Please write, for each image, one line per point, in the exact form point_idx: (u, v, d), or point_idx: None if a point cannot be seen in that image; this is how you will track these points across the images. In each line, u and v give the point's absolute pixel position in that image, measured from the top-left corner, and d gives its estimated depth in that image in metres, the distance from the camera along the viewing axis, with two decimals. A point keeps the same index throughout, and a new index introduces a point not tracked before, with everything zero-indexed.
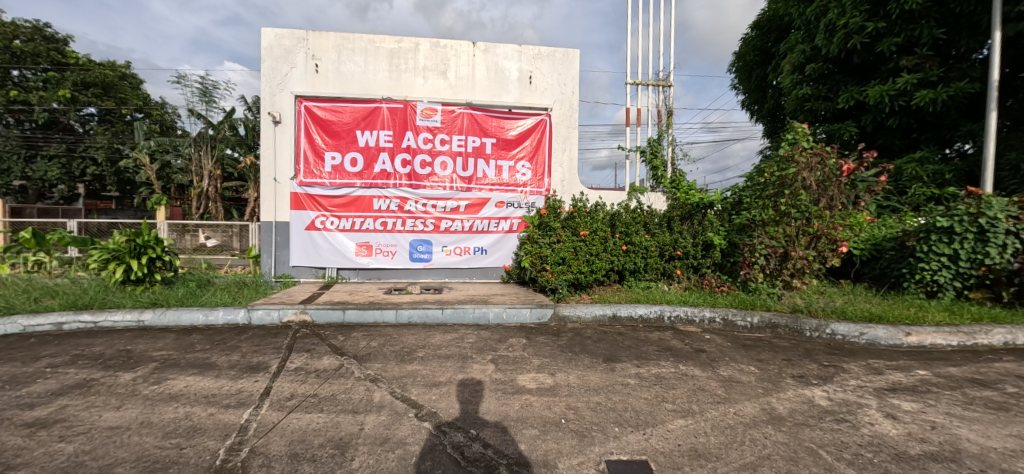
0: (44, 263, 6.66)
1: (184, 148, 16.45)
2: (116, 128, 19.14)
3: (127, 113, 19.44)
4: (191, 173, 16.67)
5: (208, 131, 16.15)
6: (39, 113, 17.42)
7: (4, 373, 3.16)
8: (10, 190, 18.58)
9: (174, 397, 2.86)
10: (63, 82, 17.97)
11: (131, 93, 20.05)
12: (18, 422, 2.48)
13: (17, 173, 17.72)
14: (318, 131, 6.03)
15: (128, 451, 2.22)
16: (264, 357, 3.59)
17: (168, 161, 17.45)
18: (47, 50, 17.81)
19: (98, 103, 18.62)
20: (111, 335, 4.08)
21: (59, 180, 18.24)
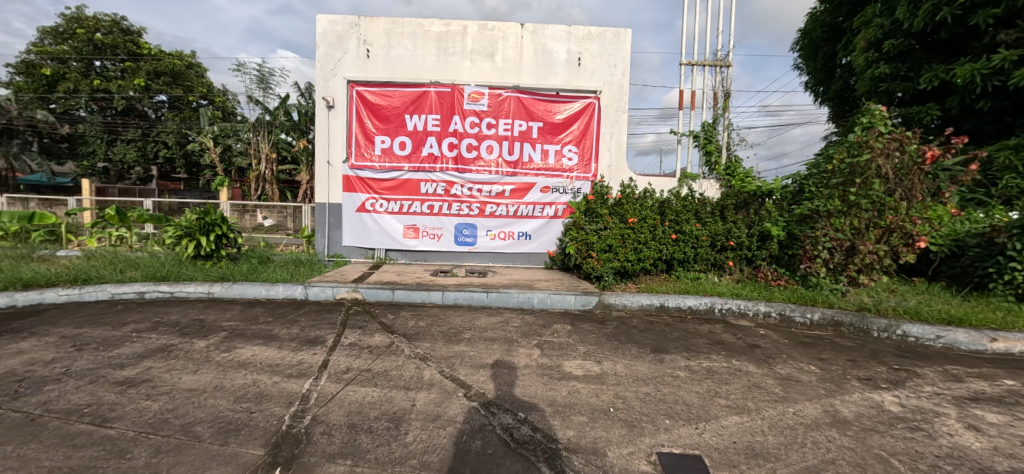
0: (127, 238, 7.30)
1: (244, 133, 17.47)
2: (184, 114, 20.63)
3: (194, 100, 20.93)
4: (249, 157, 17.72)
5: (265, 117, 17.03)
6: (118, 101, 19.01)
7: (98, 336, 3.50)
8: (94, 171, 20.43)
9: (243, 364, 3.07)
10: (138, 71, 19.48)
11: (197, 81, 21.55)
12: (113, 379, 2.75)
13: (100, 155, 19.64)
14: (368, 115, 6.17)
15: (205, 412, 2.41)
16: (321, 332, 3.78)
17: (229, 145, 18.61)
18: (124, 42, 19.34)
19: (168, 91, 20.04)
20: (186, 304, 4.43)
21: (136, 162, 20.03)
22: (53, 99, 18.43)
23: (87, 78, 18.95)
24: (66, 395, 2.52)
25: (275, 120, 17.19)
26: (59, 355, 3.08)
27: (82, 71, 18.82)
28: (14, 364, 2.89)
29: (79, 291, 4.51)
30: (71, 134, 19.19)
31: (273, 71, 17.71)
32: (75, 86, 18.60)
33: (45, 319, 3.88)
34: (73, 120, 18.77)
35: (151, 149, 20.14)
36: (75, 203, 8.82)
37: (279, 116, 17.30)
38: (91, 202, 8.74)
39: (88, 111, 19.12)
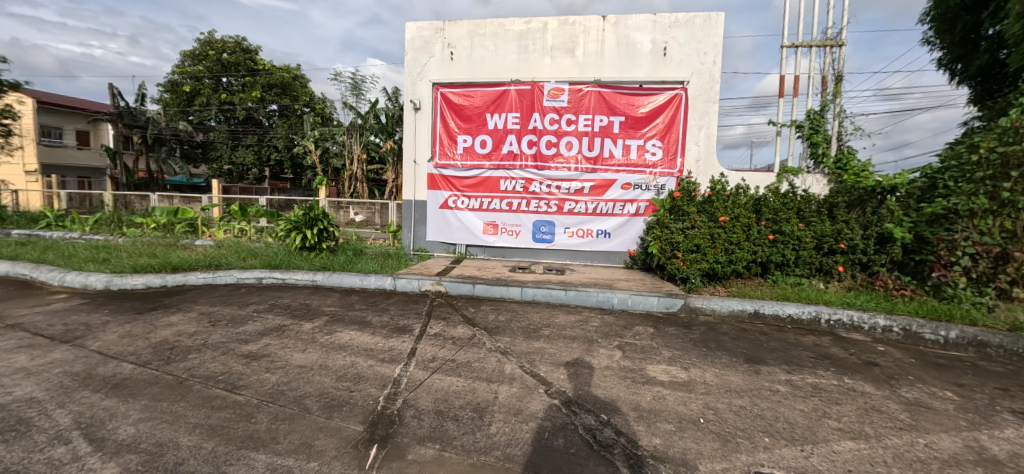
0: (247, 230, 8.40)
1: (339, 136, 19.25)
2: (291, 121, 23.28)
3: (299, 108, 23.53)
4: (343, 157, 19.48)
5: (357, 121, 18.56)
6: (240, 111, 21.99)
7: (228, 314, 4.08)
8: (221, 172, 23.79)
9: (343, 347, 3.37)
10: (255, 85, 22.34)
11: (302, 91, 24.22)
12: (240, 352, 3.18)
13: (226, 158, 22.76)
14: (451, 115, 6.45)
15: (313, 387, 2.69)
16: (408, 321, 4.03)
17: (327, 148, 20.58)
18: (244, 59, 22.27)
19: (278, 101, 22.83)
20: (295, 290, 4.98)
21: (253, 164, 22.98)
22: (191, 112, 21.64)
23: (216, 92, 22.01)
24: (207, 363, 2.96)
25: (365, 123, 18.66)
26: (200, 329, 3.63)
27: (213, 87, 22.03)
28: (168, 334, 3.46)
29: (212, 275, 5.23)
30: (204, 141, 22.44)
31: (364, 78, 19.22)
32: (207, 99, 21.67)
33: (189, 298, 4.59)
34: (206, 129, 21.92)
35: (264, 153, 22.94)
36: (207, 199, 10.30)
37: (369, 119, 18.75)
38: (219, 198, 10.12)
39: (217, 121, 22.20)
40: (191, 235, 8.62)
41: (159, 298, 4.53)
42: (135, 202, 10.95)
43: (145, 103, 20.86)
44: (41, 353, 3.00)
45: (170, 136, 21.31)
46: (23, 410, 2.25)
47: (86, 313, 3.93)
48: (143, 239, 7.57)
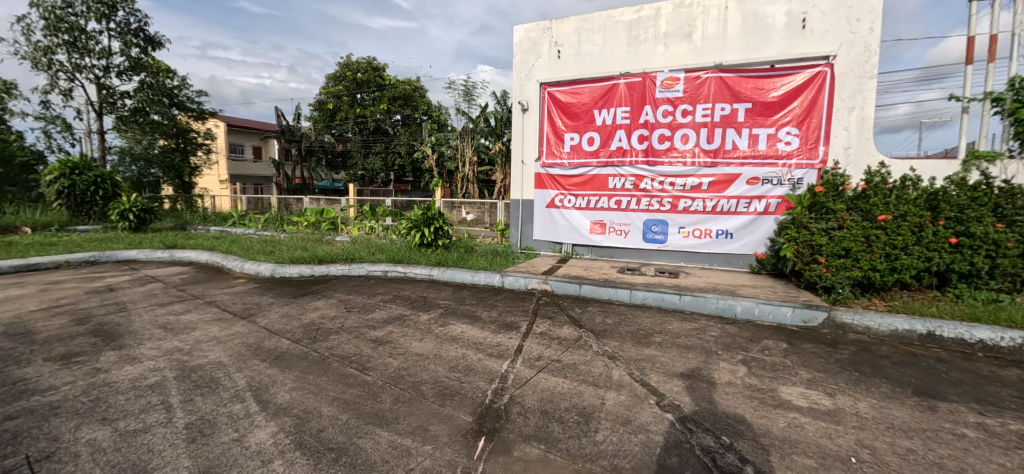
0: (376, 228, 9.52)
1: (453, 140, 20.76)
2: (412, 128, 25.81)
3: (419, 117, 25.98)
4: (457, 160, 20.99)
5: (469, 125, 19.78)
6: (371, 123, 25.09)
7: (361, 302, 4.65)
8: (356, 177, 27.33)
9: (456, 339, 3.59)
10: (383, 98, 25.26)
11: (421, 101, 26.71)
12: (370, 337, 3.59)
13: (360, 165, 26.02)
14: (558, 114, 6.50)
15: (428, 375, 2.90)
16: (515, 318, 4.14)
17: (442, 152, 22.31)
18: (374, 77, 25.30)
19: (401, 111, 25.69)
20: (414, 283, 5.48)
21: (381, 169, 25.95)
22: (334, 126, 25.25)
23: (352, 107, 25.34)
24: (344, 344, 3.40)
25: (476, 127, 19.81)
26: (339, 314, 4.19)
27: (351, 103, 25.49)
28: (315, 317, 4.06)
29: (349, 267, 5.98)
30: (343, 151, 26.04)
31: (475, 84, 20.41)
32: (345, 114, 25.08)
33: (332, 286, 5.34)
34: (345, 140, 25.35)
35: (390, 159, 25.74)
36: (345, 201, 11.94)
37: (479, 123, 19.85)
38: (354, 199, 11.63)
39: (353, 132, 25.58)
40: (333, 232, 10.05)
41: (310, 286, 5.36)
42: (294, 204, 13.17)
43: (300, 120, 24.95)
44: (228, 325, 3.76)
45: (317, 148, 25.20)
46: (215, 371, 2.83)
47: (259, 295, 4.82)
48: (299, 235, 9.05)
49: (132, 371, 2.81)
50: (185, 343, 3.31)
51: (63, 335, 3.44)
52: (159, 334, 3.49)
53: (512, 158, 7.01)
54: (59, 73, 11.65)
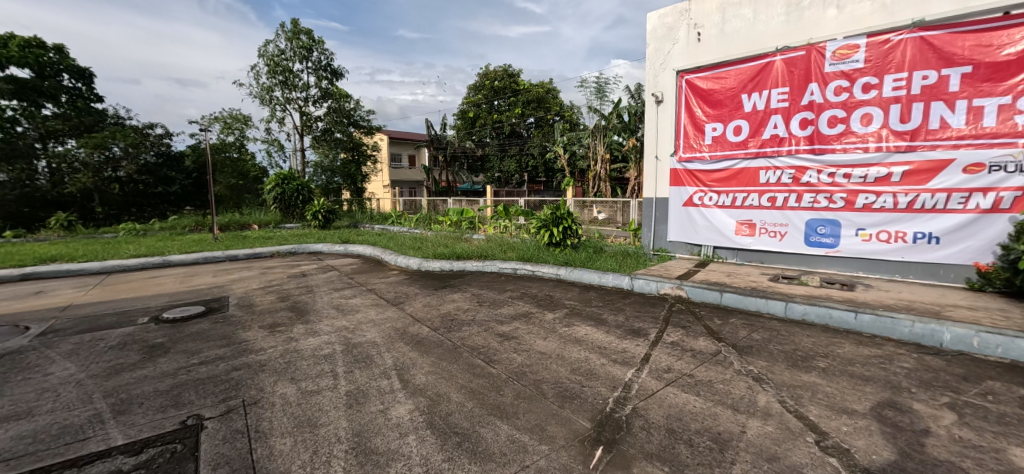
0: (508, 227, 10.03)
1: (585, 139, 20.77)
2: (545, 130, 26.65)
3: (551, 118, 26.73)
4: (588, 159, 20.98)
5: (601, 123, 19.50)
6: (507, 127, 26.68)
7: (492, 296, 4.93)
8: (493, 179, 28.57)
9: (579, 340, 3.54)
10: (518, 103, 26.59)
11: (553, 102, 27.44)
12: (498, 331, 3.77)
13: (496, 168, 27.36)
14: (698, 103, 5.94)
15: (549, 374, 2.91)
16: (644, 324, 3.89)
17: (574, 151, 22.41)
18: (510, 83, 26.77)
19: (535, 114, 26.71)
20: (541, 282, 5.59)
21: (516, 171, 26.98)
22: (474, 132, 27.49)
23: (490, 114, 27.19)
24: (474, 335, 3.64)
25: (609, 124, 19.41)
26: (471, 306, 4.51)
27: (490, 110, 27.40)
28: (451, 308, 4.45)
29: (483, 264, 6.34)
30: (482, 155, 28.06)
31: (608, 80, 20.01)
32: (484, 121, 27.05)
33: (467, 281, 5.78)
34: (484, 145, 27.35)
35: (524, 161, 26.73)
36: (482, 202, 12.85)
37: (613, 120, 19.40)
38: (490, 201, 12.41)
39: (491, 138, 27.46)
40: (471, 230, 10.90)
41: (449, 279, 5.90)
42: (440, 205, 14.74)
43: (447, 129, 27.77)
44: (382, 310, 4.39)
45: (460, 154, 27.71)
46: (370, 349, 3.32)
47: (408, 286, 5.51)
48: (442, 233, 10.07)
49: (313, 342, 3.49)
50: (351, 323, 3.98)
51: (273, 309, 4.47)
52: (335, 314, 4.26)
53: (645, 155, 6.63)
54: (276, 106, 15.19)
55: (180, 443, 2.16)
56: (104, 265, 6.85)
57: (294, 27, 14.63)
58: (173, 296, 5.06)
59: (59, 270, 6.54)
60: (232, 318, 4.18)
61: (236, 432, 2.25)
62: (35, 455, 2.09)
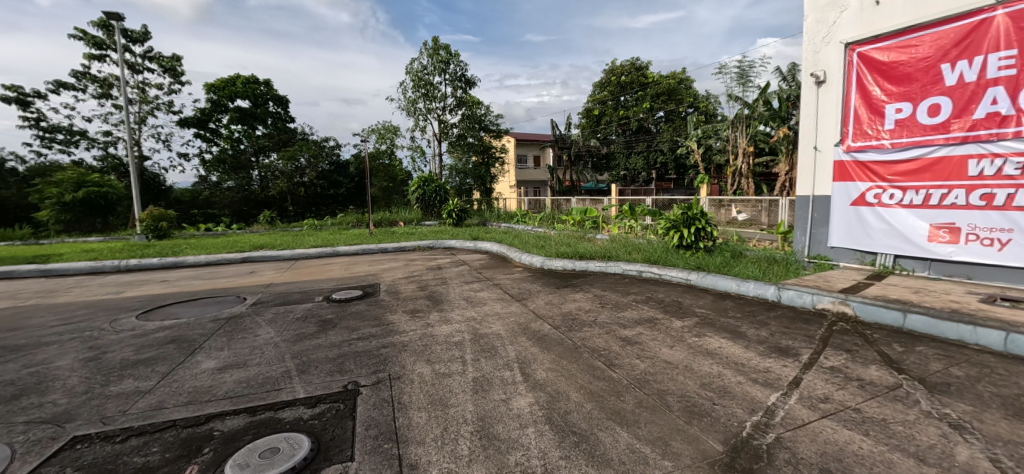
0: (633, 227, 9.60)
1: (723, 131, 18.79)
2: (676, 124, 24.83)
3: (683, 110, 24.86)
4: (728, 153, 18.97)
5: (744, 112, 17.35)
6: (634, 123, 25.56)
7: (614, 298, 4.77)
8: (618, 177, 28.18)
9: (711, 353, 3.20)
10: (646, 97, 25.23)
11: (686, 93, 25.45)
12: (620, 335, 3.63)
13: (622, 166, 26.75)
14: (875, 79, 4.91)
15: (676, 386, 2.70)
16: (793, 343, 3.34)
17: (710, 145, 20.55)
18: (637, 77, 25.49)
19: (665, 107, 25.08)
20: (669, 286, 5.21)
21: (642, 168, 26.04)
22: (599, 130, 26.98)
23: (615, 110, 26.32)
24: (594, 337, 3.58)
25: (754, 112, 17.16)
26: (593, 307, 4.44)
27: (615, 106, 26.50)
28: (572, 308, 4.45)
29: (605, 265, 6.18)
30: (607, 153, 27.38)
31: (753, 63, 17.73)
32: (610, 118, 26.29)
33: (589, 281, 5.70)
34: (609, 143, 26.68)
35: (652, 158, 25.48)
36: (606, 201, 12.53)
37: (758, 107, 17.05)
38: (614, 200, 12.02)
39: (616, 135, 26.64)
40: (594, 230, 10.72)
41: (570, 278, 5.90)
42: (563, 204, 14.86)
43: (570, 129, 27.81)
44: (507, 305, 4.62)
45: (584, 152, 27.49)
46: (495, 341, 3.52)
47: (531, 283, 5.69)
48: (565, 232, 10.13)
49: (446, 329, 3.86)
50: (478, 315, 4.28)
51: (414, 297, 5.07)
52: (464, 305, 4.63)
53: (800, 146, 5.78)
54: (420, 116, 17.15)
55: (341, 404, 2.59)
56: (296, 252, 8.64)
57: (434, 44, 16.26)
58: (341, 280, 6.12)
59: (268, 255, 8.46)
60: (382, 301, 4.89)
61: (382, 400, 2.61)
62: (249, 399, 2.75)
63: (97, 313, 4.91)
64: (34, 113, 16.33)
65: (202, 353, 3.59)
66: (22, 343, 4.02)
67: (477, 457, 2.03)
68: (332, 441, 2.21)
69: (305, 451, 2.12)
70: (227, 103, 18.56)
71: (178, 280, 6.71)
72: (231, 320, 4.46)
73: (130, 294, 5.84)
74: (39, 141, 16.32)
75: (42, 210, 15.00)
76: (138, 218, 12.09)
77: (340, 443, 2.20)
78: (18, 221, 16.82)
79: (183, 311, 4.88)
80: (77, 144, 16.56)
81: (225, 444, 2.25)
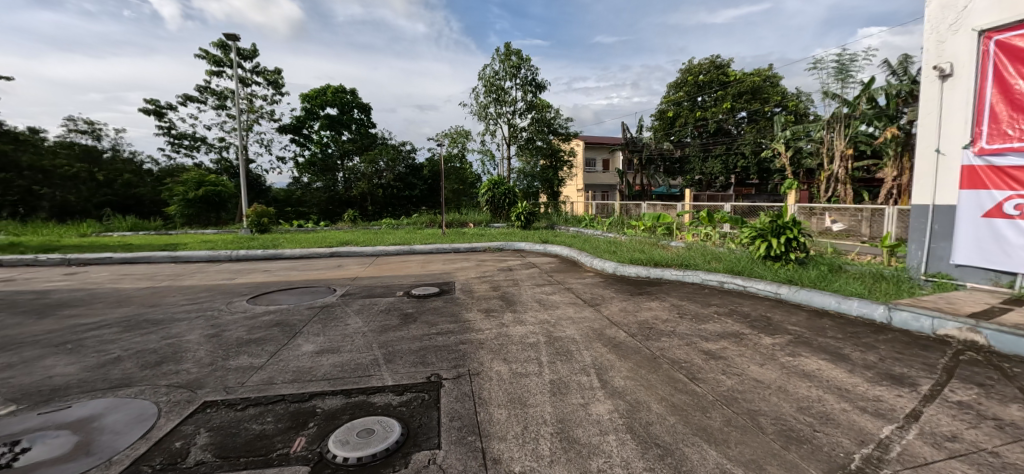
0: (712, 235, 9.07)
1: (816, 132, 17.19)
2: (760, 124, 23.05)
3: (769, 110, 23.08)
4: (821, 156, 17.30)
5: (843, 110, 15.69)
6: (712, 124, 24.07)
7: (694, 309, 4.55)
8: (693, 181, 26.74)
9: (808, 375, 2.93)
10: (726, 96, 23.60)
11: (772, 91, 23.60)
12: (702, 348, 3.45)
13: (697, 170, 25.34)
14: (1019, 70, 4.19)
15: (768, 407, 2.51)
16: (909, 372, 2.95)
17: (800, 147, 18.83)
18: (717, 75, 23.88)
19: (748, 107, 23.39)
20: (755, 300, 4.85)
21: (720, 172, 24.51)
22: (672, 133, 25.80)
23: (692, 111, 24.99)
24: (674, 348, 3.44)
25: (855, 111, 15.43)
26: (671, 317, 4.26)
27: (691, 107, 24.99)
28: (648, 316, 4.31)
29: (682, 273, 5.93)
30: (681, 157, 26.09)
31: (855, 56, 15.97)
32: (685, 120, 25.01)
33: (665, 290, 5.48)
34: (683, 146, 25.43)
35: (731, 161, 23.89)
36: (680, 207, 11.97)
37: (860, 105, 15.30)
38: (690, 205, 11.43)
39: (692, 137, 25.30)
40: (667, 236, 10.28)
41: (644, 286, 5.71)
42: (633, 209, 14.43)
43: (642, 131, 26.92)
44: (580, 310, 4.59)
45: (656, 156, 26.44)
46: (570, 345, 3.52)
47: (603, 289, 5.60)
48: (637, 238, 9.83)
49: (521, 330, 3.93)
50: (552, 318, 4.30)
51: (487, 297, 5.22)
52: (537, 308, 4.67)
53: (918, 147, 5.12)
54: (491, 121, 17.61)
55: (427, 394, 2.75)
56: (378, 249, 9.28)
57: (506, 50, 16.63)
58: (419, 277, 6.47)
59: (353, 251, 9.18)
60: (458, 299, 5.10)
61: (464, 394, 2.73)
62: (344, 382, 3.01)
63: (217, 296, 5.66)
64: (168, 122, 19.19)
65: (304, 337, 4.00)
66: (162, 318, 4.74)
67: (558, 459, 2.05)
68: (420, 428, 2.35)
69: (397, 434, 2.28)
70: (318, 111, 20.43)
71: (279, 270, 7.51)
72: (325, 308, 4.91)
73: (242, 281, 6.65)
74: (171, 146, 19.14)
75: (172, 206, 17.56)
76: (246, 214, 13.73)
77: (428, 430, 2.33)
78: (154, 214, 19.86)
79: (284, 298, 5.46)
80: (199, 149, 19.18)
81: (326, 421, 2.48)
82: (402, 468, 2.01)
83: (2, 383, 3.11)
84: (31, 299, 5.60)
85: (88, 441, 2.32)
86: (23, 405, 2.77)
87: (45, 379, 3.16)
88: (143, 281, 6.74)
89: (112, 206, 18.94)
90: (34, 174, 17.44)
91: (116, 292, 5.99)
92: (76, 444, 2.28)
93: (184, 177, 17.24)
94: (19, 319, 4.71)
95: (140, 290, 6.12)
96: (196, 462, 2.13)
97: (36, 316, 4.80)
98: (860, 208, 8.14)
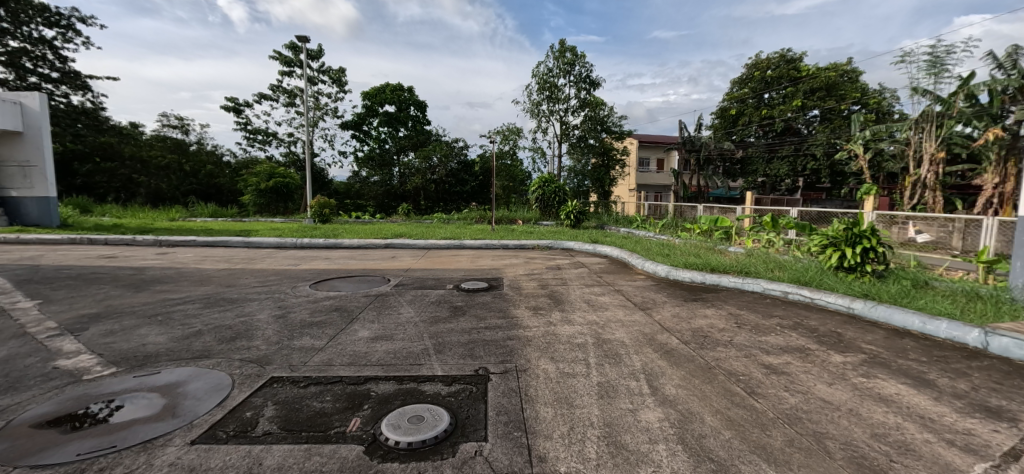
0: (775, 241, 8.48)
1: (901, 132, 15.48)
2: (834, 124, 21.25)
3: (846, 108, 21.19)
4: (907, 159, 15.60)
5: (934, 108, 14.10)
6: (779, 123, 22.49)
7: (753, 320, 4.28)
8: (755, 184, 25.12)
9: (886, 400, 2.67)
10: (796, 93, 21.98)
11: (851, 87, 21.66)
12: (763, 362, 3.23)
13: (760, 172, 23.74)
14: None
15: (838, 430, 2.32)
16: (1010, 405, 2.61)
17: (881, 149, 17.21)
18: (788, 70, 22.30)
19: (821, 105, 21.61)
20: (824, 314, 4.48)
21: (786, 175, 22.83)
22: (734, 132, 24.36)
23: (757, 109, 23.42)
24: (730, 360, 3.27)
25: (950, 110, 13.77)
26: (728, 327, 4.04)
27: (755, 105, 23.50)
28: (704, 324, 4.12)
29: (742, 281, 5.62)
30: (743, 158, 24.57)
31: (952, 48, 14.25)
32: (749, 118, 23.47)
33: (721, 297, 5.21)
34: (745, 145, 23.89)
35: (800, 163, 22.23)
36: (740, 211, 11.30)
37: (956, 103, 13.61)
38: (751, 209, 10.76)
39: (756, 136, 23.78)
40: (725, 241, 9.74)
41: (698, 292, 5.46)
42: (687, 211, 13.83)
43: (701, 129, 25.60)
44: (630, 313, 4.48)
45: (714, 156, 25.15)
46: (619, 348, 3.46)
47: (655, 293, 5.42)
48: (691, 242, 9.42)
49: (569, 330, 3.91)
50: (600, 320, 4.23)
51: (535, 294, 5.24)
52: (585, 309, 4.60)
53: None
54: (543, 118, 17.59)
55: (474, 387, 2.81)
56: (429, 243, 9.57)
57: (560, 47, 16.50)
58: (468, 271, 6.62)
59: (406, 243, 9.54)
60: (506, 295, 5.15)
61: (510, 390, 2.76)
62: (396, 369, 3.15)
63: (283, 281, 6.08)
64: (244, 119, 20.95)
65: (359, 324, 4.21)
66: (237, 297, 5.21)
67: (605, 463, 2.02)
68: (467, 420, 2.41)
69: (445, 424, 2.34)
70: (377, 108, 21.41)
71: (339, 260, 7.94)
72: (379, 297, 5.15)
73: (304, 267, 7.11)
74: (247, 141, 20.93)
75: (247, 195, 19.25)
76: (309, 205, 14.65)
77: (475, 422, 2.38)
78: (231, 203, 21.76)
79: (342, 286, 5.78)
80: (270, 143, 20.80)
81: (379, 405, 2.60)
82: (450, 457, 2.07)
83: (106, 347, 3.56)
84: (130, 274, 6.35)
85: (173, 404, 2.59)
86: (123, 367, 3.15)
87: (140, 347, 3.57)
88: (220, 264, 7.39)
89: (196, 194, 20.89)
90: (134, 164, 19.78)
91: (199, 272, 6.64)
92: (163, 407, 2.56)
93: (258, 169, 18.78)
94: (121, 291, 5.37)
95: (218, 271, 6.74)
96: (264, 432, 2.30)
97: (134, 290, 5.44)
98: (951, 218, 7.30)
